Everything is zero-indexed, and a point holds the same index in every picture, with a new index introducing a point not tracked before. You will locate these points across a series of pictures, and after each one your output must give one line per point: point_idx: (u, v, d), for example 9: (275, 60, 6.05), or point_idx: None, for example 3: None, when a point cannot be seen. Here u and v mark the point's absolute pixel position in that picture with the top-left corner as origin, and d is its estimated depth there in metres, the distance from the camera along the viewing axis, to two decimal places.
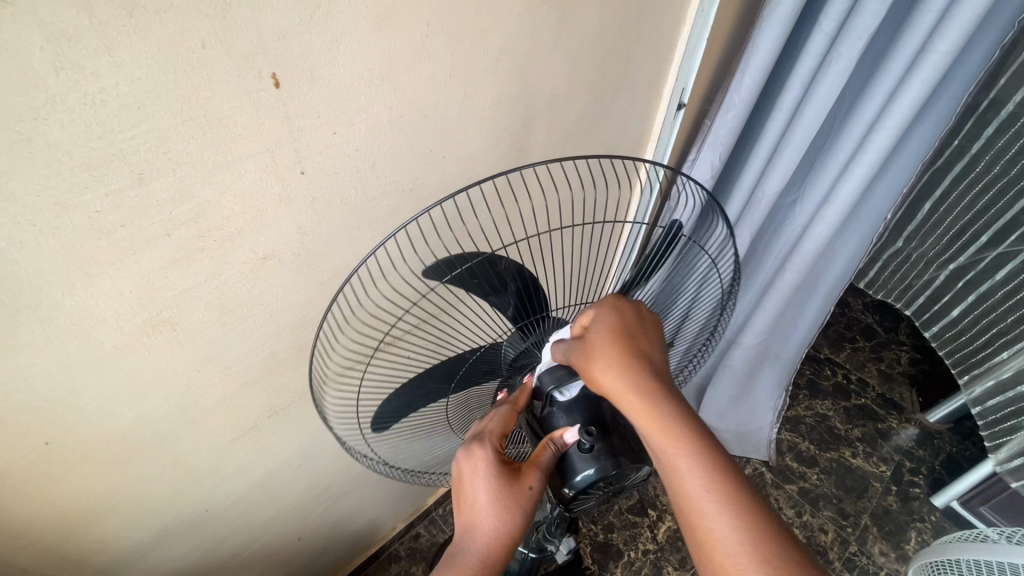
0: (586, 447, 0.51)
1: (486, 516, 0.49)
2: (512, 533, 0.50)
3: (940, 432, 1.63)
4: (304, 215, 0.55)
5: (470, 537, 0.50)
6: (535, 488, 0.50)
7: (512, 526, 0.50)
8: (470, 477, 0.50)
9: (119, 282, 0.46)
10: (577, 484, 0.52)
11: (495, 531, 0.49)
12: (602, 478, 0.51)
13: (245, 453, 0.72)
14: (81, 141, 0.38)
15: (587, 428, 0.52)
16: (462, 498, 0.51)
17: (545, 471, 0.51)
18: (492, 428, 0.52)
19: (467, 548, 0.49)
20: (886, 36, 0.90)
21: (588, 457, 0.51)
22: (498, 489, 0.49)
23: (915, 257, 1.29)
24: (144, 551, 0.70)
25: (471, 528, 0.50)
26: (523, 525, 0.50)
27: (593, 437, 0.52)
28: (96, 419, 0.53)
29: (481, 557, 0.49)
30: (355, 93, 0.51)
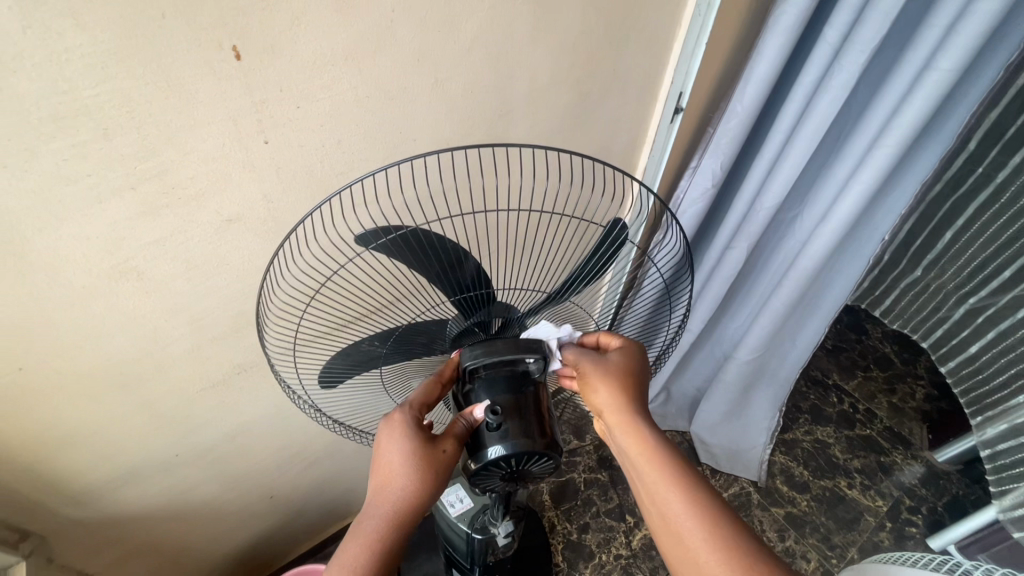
0: (492, 423, 0.53)
1: (398, 475, 0.54)
2: (423, 492, 0.55)
3: (947, 472, 1.55)
4: (268, 182, 0.59)
5: (382, 494, 0.54)
6: (449, 451, 0.55)
7: (423, 486, 0.54)
8: (386, 439, 0.55)
9: (86, 227, 0.51)
10: (486, 459, 0.54)
11: (406, 489, 0.54)
12: (510, 455, 0.53)
13: (213, 405, 0.77)
14: (48, 94, 0.42)
15: (495, 407, 0.54)
16: (376, 458, 0.55)
17: (459, 440, 0.55)
18: (412, 397, 0.57)
19: (378, 504, 0.54)
20: (892, 52, 0.89)
21: (496, 435, 0.53)
22: (411, 449, 0.54)
23: (932, 288, 1.23)
24: (115, 485, 0.76)
25: (384, 487, 0.54)
26: (434, 485, 0.55)
27: (498, 416, 0.53)
28: (66, 353, 0.58)
29: (391, 514, 0.54)
30: (318, 71, 0.54)
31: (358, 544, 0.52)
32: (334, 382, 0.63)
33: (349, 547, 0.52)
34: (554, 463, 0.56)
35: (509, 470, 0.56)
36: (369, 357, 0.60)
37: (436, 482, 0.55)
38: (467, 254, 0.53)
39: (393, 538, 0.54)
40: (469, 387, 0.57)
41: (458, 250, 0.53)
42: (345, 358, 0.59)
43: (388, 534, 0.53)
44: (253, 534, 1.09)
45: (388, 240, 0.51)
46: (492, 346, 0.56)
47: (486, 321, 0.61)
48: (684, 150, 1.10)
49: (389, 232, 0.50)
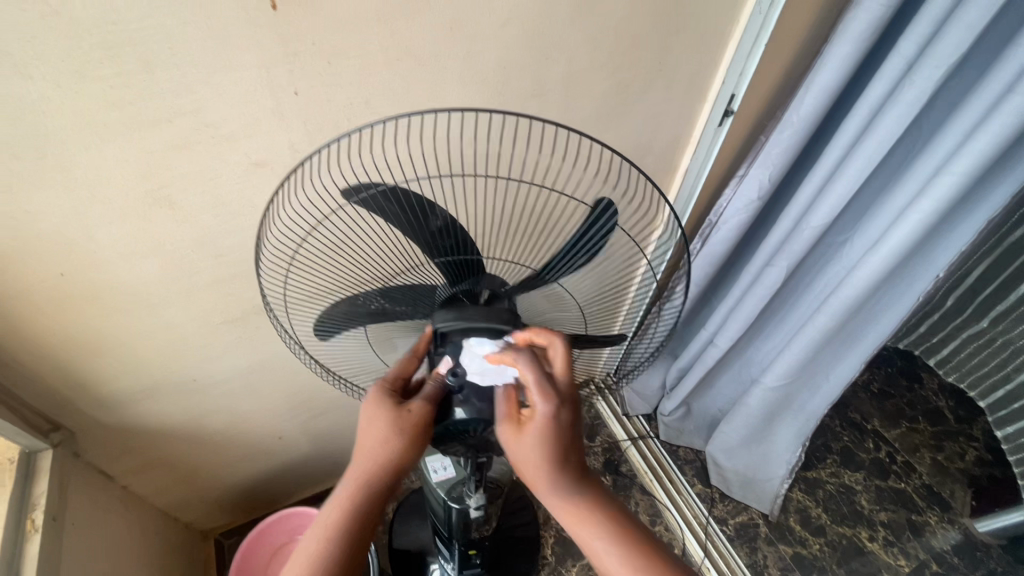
0: (451, 384, 0.56)
1: (368, 441, 0.57)
2: (390, 460, 0.57)
3: (988, 545, 1.41)
4: (295, 132, 0.62)
5: (356, 459, 0.58)
6: (412, 412, 0.56)
7: (389, 453, 0.56)
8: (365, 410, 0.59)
9: (126, 152, 0.55)
10: (453, 419, 0.57)
11: (372, 454, 0.57)
12: (469, 419, 0.56)
13: (231, 338, 0.82)
14: (100, 23, 0.46)
15: (455, 369, 0.56)
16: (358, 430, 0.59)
17: (428, 401, 0.57)
18: (390, 372, 0.60)
19: (351, 467, 0.58)
20: (976, 71, 0.81)
21: (459, 400, 0.56)
22: (377, 417, 0.57)
23: (997, 342, 1.21)
24: (139, 398, 0.83)
25: (358, 453, 0.58)
26: (402, 449, 0.56)
27: (458, 378, 0.56)
28: (101, 266, 0.64)
29: (365, 474, 0.57)
30: (350, 28, 0.56)
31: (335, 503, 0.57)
32: (329, 334, 0.65)
33: (330, 506, 0.58)
34: None
35: (477, 435, 0.59)
36: (359, 311, 0.61)
37: (403, 452, 0.56)
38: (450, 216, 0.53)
39: (364, 503, 0.57)
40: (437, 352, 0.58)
41: (445, 215, 0.53)
42: (338, 311, 0.62)
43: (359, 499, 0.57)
44: (262, 469, 1.16)
45: (380, 191, 0.52)
46: (464, 313, 0.56)
47: (475, 291, 0.59)
48: (730, 156, 1.06)
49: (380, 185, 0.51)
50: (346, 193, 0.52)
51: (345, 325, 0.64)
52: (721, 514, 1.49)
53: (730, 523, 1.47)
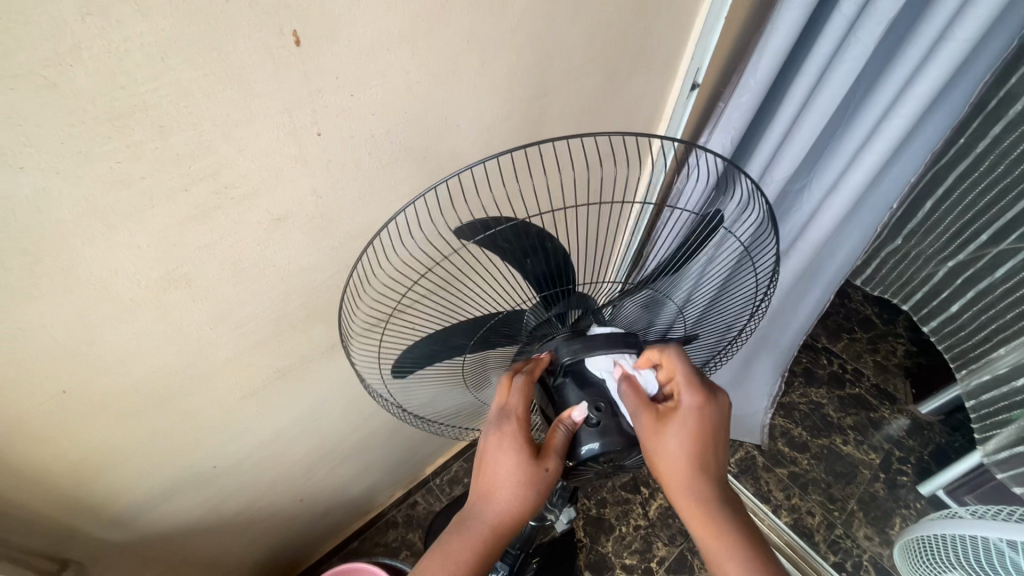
0: (593, 419, 0.56)
1: (504, 484, 0.54)
2: (523, 511, 0.55)
3: (930, 423, 1.65)
4: (318, 177, 0.55)
5: (486, 502, 0.55)
6: (551, 470, 0.55)
7: (526, 505, 0.55)
8: (494, 446, 0.56)
9: (137, 235, 0.47)
10: (580, 457, 0.56)
11: (509, 504, 0.54)
12: (606, 452, 0.55)
13: (252, 412, 0.73)
14: (104, 90, 0.38)
15: (598, 404, 0.57)
16: (484, 467, 0.56)
17: (559, 455, 0.55)
18: (516, 406, 0.57)
19: (484, 513, 0.55)
20: (905, 23, 0.90)
21: (595, 431, 0.56)
22: (518, 463, 0.55)
23: (912, 256, 1.30)
24: (154, 504, 0.72)
25: (491, 497, 0.55)
26: (536, 502, 0.55)
27: (601, 413, 0.57)
28: (110, 371, 0.54)
29: (494, 524, 0.54)
30: (373, 56, 0.51)
31: (460, 549, 0.53)
32: (405, 371, 0.61)
33: (454, 552, 0.53)
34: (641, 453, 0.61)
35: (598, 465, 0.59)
36: (445, 350, 0.58)
37: (539, 501, 0.56)
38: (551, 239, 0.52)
39: (494, 550, 0.54)
40: (557, 386, 0.60)
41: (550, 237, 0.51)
42: (424, 347, 0.57)
43: (486, 547, 0.54)
44: (282, 538, 1.07)
45: (484, 237, 0.49)
46: (592, 342, 0.59)
47: (565, 312, 0.60)
48: (695, 126, 1.11)
49: (496, 224, 0.49)
50: (461, 236, 0.49)
51: (428, 362, 0.59)
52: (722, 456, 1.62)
53: (733, 461, 1.60)
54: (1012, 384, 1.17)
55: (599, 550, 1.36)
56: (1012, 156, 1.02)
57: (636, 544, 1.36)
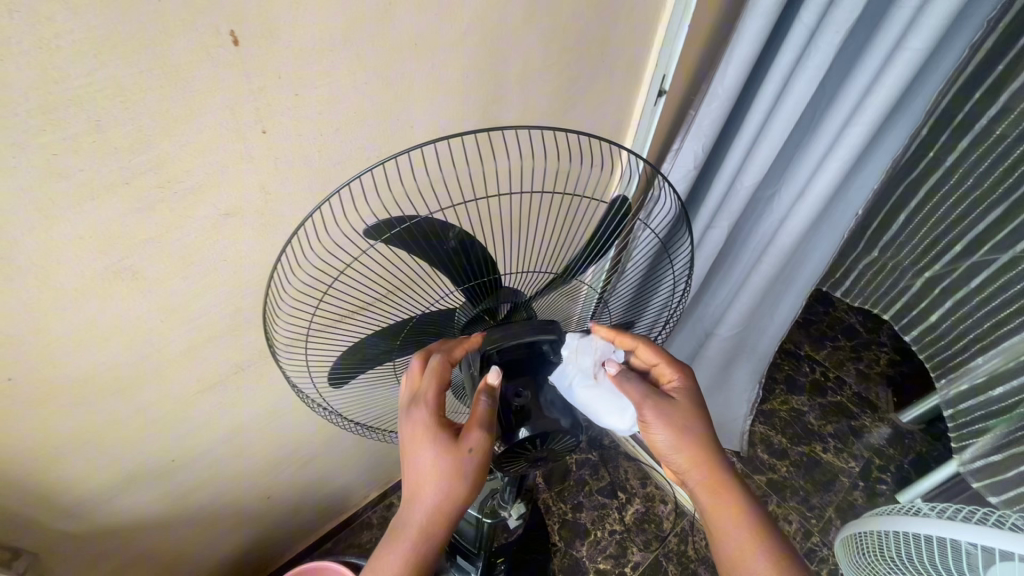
0: (516, 405, 0.59)
1: (425, 478, 0.55)
2: (451, 498, 0.56)
3: (911, 432, 1.65)
4: (266, 173, 0.57)
5: (414, 500, 0.56)
6: (474, 449, 0.55)
7: (453, 490, 0.56)
8: (411, 439, 0.56)
9: (78, 227, 0.48)
10: (511, 442, 0.59)
11: (435, 497, 0.55)
12: (533, 437, 0.58)
13: (210, 406, 0.74)
14: (37, 84, 0.40)
15: (519, 390, 0.60)
16: (408, 461, 0.56)
17: (484, 428, 0.55)
18: (428, 394, 0.55)
19: (413, 510, 0.56)
20: (864, 32, 0.92)
21: (521, 417, 0.59)
22: (434, 452, 0.55)
23: (889, 266, 1.31)
24: (110, 496, 0.73)
25: (417, 492, 0.56)
26: (464, 485, 0.56)
27: (523, 399, 0.59)
28: (56, 360, 0.55)
29: (425, 515, 0.56)
30: (317, 57, 0.53)
31: (394, 551, 0.56)
32: (342, 381, 0.62)
33: (389, 556, 0.56)
34: (575, 441, 0.62)
35: (533, 451, 0.61)
36: (378, 352, 0.60)
37: (468, 483, 0.56)
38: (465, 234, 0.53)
39: (430, 538, 0.57)
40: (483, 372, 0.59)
41: (461, 235, 0.53)
42: (354, 353, 0.59)
43: (424, 538, 0.57)
44: (250, 536, 1.07)
45: (397, 232, 0.50)
46: (507, 330, 0.59)
47: (495, 308, 0.62)
48: (665, 133, 1.12)
49: (400, 223, 0.50)
50: (367, 236, 0.51)
51: (361, 369, 0.62)
52: None
53: None
54: (989, 393, 1.17)
55: (573, 554, 1.35)
56: (980, 169, 1.03)
57: (610, 549, 1.36)
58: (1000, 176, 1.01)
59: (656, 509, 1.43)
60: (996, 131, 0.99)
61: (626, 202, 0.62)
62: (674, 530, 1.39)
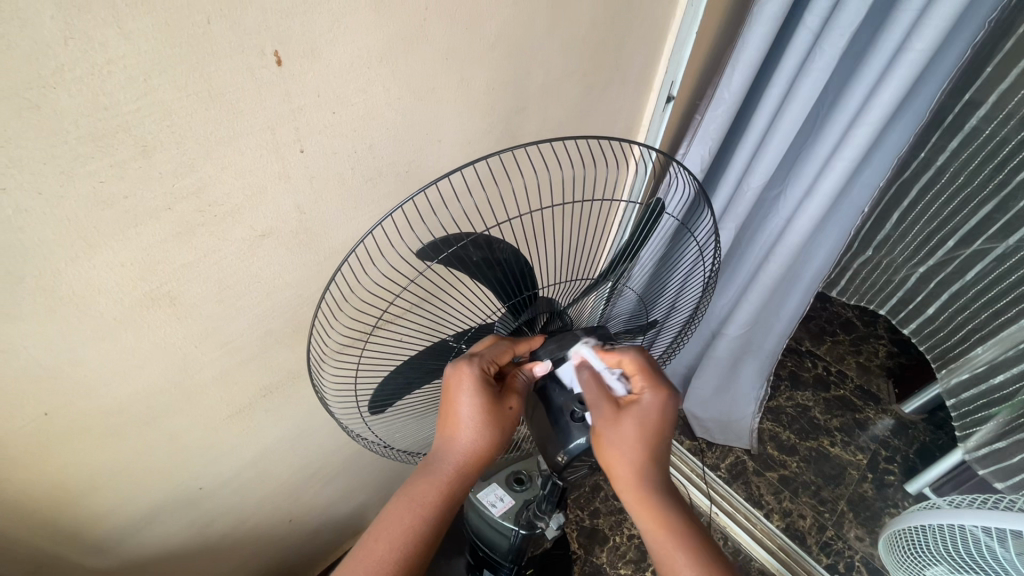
0: (579, 413, 0.60)
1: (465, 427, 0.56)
2: (483, 447, 0.58)
3: (914, 422, 1.68)
4: (302, 193, 0.56)
5: (450, 441, 0.58)
6: (514, 408, 0.58)
7: (488, 440, 0.58)
8: (456, 388, 0.55)
9: (120, 254, 0.47)
10: (574, 451, 0.59)
11: (471, 443, 0.57)
12: (593, 446, 0.58)
13: (238, 431, 0.72)
14: (86, 111, 0.39)
15: (581, 398, 0.60)
16: (447, 406, 0.56)
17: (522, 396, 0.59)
18: (484, 353, 0.55)
19: (447, 452, 0.58)
20: (866, 35, 0.95)
21: (583, 425, 0.59)
22: (479, 406, 0.55)
23: (887, 264, 1.34)
24: (137, 528, 0.71)
25: (454, 437, 0.57)
26: (495, 437, 0.58)
27: (585, 405, 0.60)
28: (91, 392, 0.53)
29: (458, 460, 0.58)
30: (355, 74, 0.52)
31: (428, 487, 0.57)
32: (383, 407, 0.62)
33: (423, 488, 0.57)
34: None
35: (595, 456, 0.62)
36: (423, 373, 0.60)
37: (500, 437, 0.59)
38: (513, 249, 0.54)
39: (459, 483, 0.58)
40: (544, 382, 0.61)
41: (510, 249, 0.54)
42: (401, 377, 0.59)
43: (455, 481, 0.58)
44: (271, 561, 1.05)
45: (449, 252, 0.51)
46: (562, 340, 0.60)
47: (534, 319, 0.62)
48: (672, 138, 1.14)
49: (457, 241, 0.51)
50: (423, 255, 0.51)
51: (405, 393, 0.61)
52: (713, 461, 1.63)
53: (723, 466, 1.60)
54: (990, 381, 1.19)
55: (594, 561, 1.35)
56: (971, 168, 1.07)
57: (630, 555, 1.36)
58: (992, 174, 1.05)
59: None
60: (986, 131, 1.03)
61: (660, 202, 0.64)
62: None
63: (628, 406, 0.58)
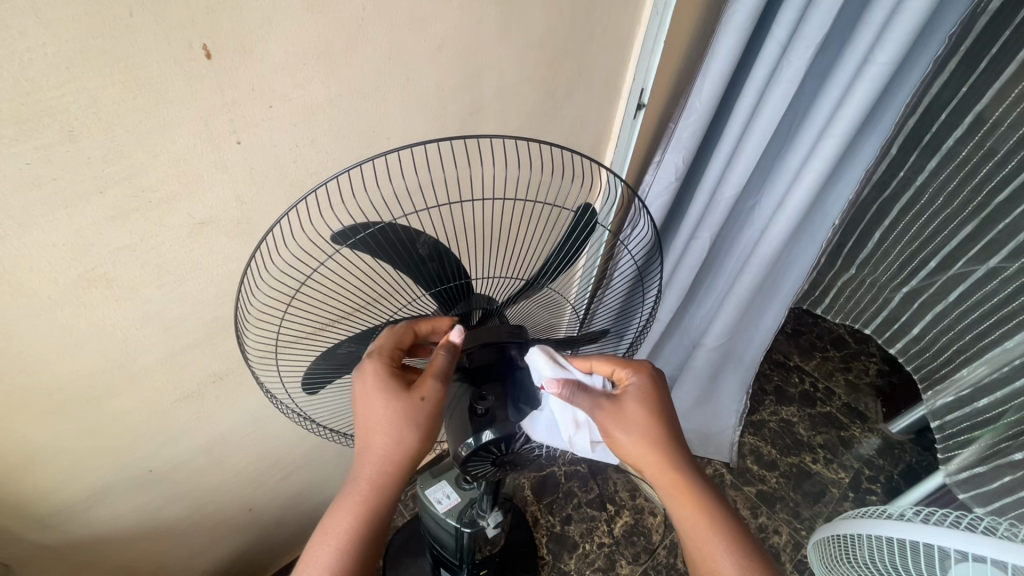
0: (480, 410, 0.59)
1: (381, 435, 0.56)
2: (400, 453, 0.57)
3: (901, 442, 1.65)
4: (241, 184, 0.58)
5: (365, 453, 0.57)
6: (427, 398, 0.55)
7: (404, 442, 0.56)
8: (366, 390, 0.55)
9: (52, 235, 0.49)
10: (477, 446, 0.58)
11: (385, 451, 0.56)
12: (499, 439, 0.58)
13: (186, 417, 0.74)
14: (9, 96, 0.41)
15: (483, 394, 0.60)
16: (357, 414, 0.56)
17: (437, 379, 0.55)
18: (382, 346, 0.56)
19: (363, 467, 0.57)
20: (835, 48, 0.95)
21: (484, 420, 0.58)
22: (390, 412, 0.55)
23: (868, 283, 1.32)
24: (85, 506, 0.73)
25: (369, 446, 0.57)
26: (415, 439, 0.56)
27: (486, 401, 0.59)
28: (28, 367, 0.55)
29: (377, 471, 0.57)
30: (290, 70, 0.54)
31: (347, 509, 0.56)
32: (317, 385, 0.63)
33: (341, 513, 0.56)
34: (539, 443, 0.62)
35: (500, 454, 0.61)
36: (350, 358, 0.61)
37: (417, 439, 0.57)
38: (430, 238, 0.55)
39: (380, 496, 0.57)
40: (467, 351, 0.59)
41: (428, 238, 0.55)
42: (331, 357, 0.60)
43: (377, 494, 0.56)
44: (232, 550, 1.06)
45: (364, 237, 0.52)
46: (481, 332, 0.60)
47: (466, 313, 0.62)
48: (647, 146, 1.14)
49: (366, 227, 0.52)
50: (334, 241, 0.52)
51: (338, 374, 0.62)
52: None
53: None
54: (975, 406, 1.16)
55: (561, 567, 1.34)
56: (948, 190, 1.06)
57: (599, 563, 1.35)
58: (971, 195, 1.03)
59: (645, 521, 1.43)
60: (961, 153, 1.02)
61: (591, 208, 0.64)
62: (663, 542, 1.38)
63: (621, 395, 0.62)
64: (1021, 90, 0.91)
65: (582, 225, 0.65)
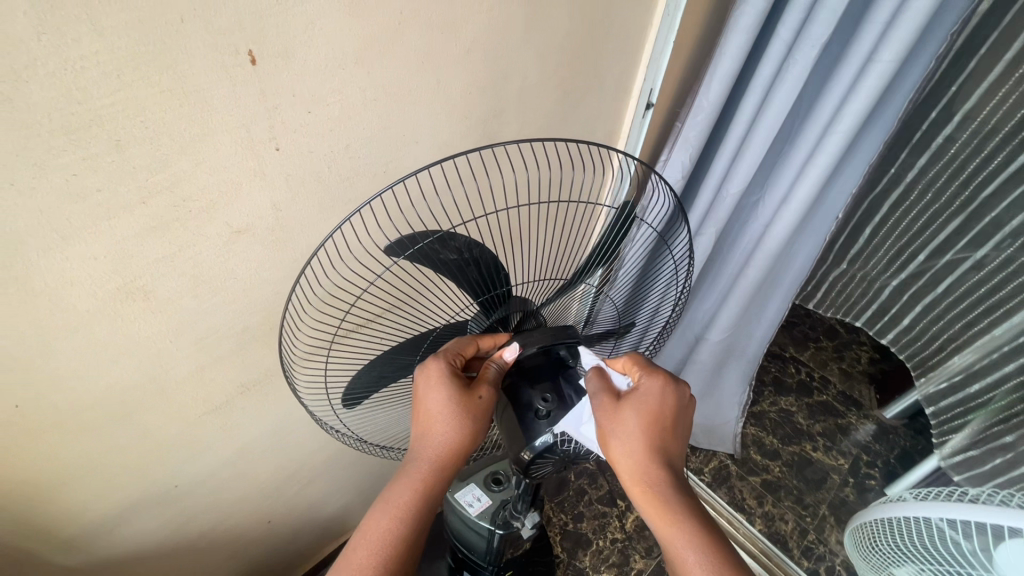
0: (542, 410, 0.61)
1: (441, 427, 0.57)
2: (457, 441, 0.58)
3: (895, 427, 1.70)
4: (278, 191, 0.57)
5: (423, 438, 0.58)
6: (484, 397, 0.58)
7: (462, 433, 0.57)
8: (424, 384, 0.56)
9: (93, 247, 0.48)
10: (536, 448, 0.60)
11: (443, 438, 0.57)
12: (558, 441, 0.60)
13: (214, 429, 0.73)
14: (61, 105, 0.40)
15: (544, 395, 0.62)
16: (417, 403, 0.58)
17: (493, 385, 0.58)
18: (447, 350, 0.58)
19: (421, 449, 0.58)
20: (837, 47, 0.98)
21: (545, 422, 0.61)
22: (453, 405, 0.56)
23: (858, 277, 1.35)
24: (110, 525, 0.71)
25: (427, 433, 0.58)
26: (470, 432, 0.58)
27: (548, 404, 0.61)
28: (63, 383, 0.54)
29: (433, 455, 0.58)
30: (330, 75, 0.54)
31: (404, 487, 0.57)
32: (357, 400, 0.63)
33: (398, 489, 0.57)
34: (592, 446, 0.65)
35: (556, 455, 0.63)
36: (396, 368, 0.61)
37: (474, 431, 0.58)
38: (481, 246, 0.55)
39: (436, 480, 0.58)
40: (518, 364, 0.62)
41: (478, 245, 0.55)
42: (374, 370, 0.60)
43: (433, 477, 0.58)
44: (249, 564, 1.04)
45: (418, 249, 0.52)
46: (528, 336, 0.61)
47: (507, 316, 0.63)
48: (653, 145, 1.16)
49: (420, 240, 0.52)
50: (389, 254, 0.52)
51: (380, 387, 0.62)
52: (696, 465, 1.64)
53: (707, 470, 1.61)
54: (967, 391, 1.20)
55: (577, 565, 1.35)
56: (938, 185, 1.10)
57: (613, 558, 1.36)
58: (960, 188, 1.07)
59: None
60: (951, 149, 1.06)
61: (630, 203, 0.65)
62: None
63: (628, 396, 0.61)
64: (1010, 87, 0.95)
65: (622, 219, 0.66)
